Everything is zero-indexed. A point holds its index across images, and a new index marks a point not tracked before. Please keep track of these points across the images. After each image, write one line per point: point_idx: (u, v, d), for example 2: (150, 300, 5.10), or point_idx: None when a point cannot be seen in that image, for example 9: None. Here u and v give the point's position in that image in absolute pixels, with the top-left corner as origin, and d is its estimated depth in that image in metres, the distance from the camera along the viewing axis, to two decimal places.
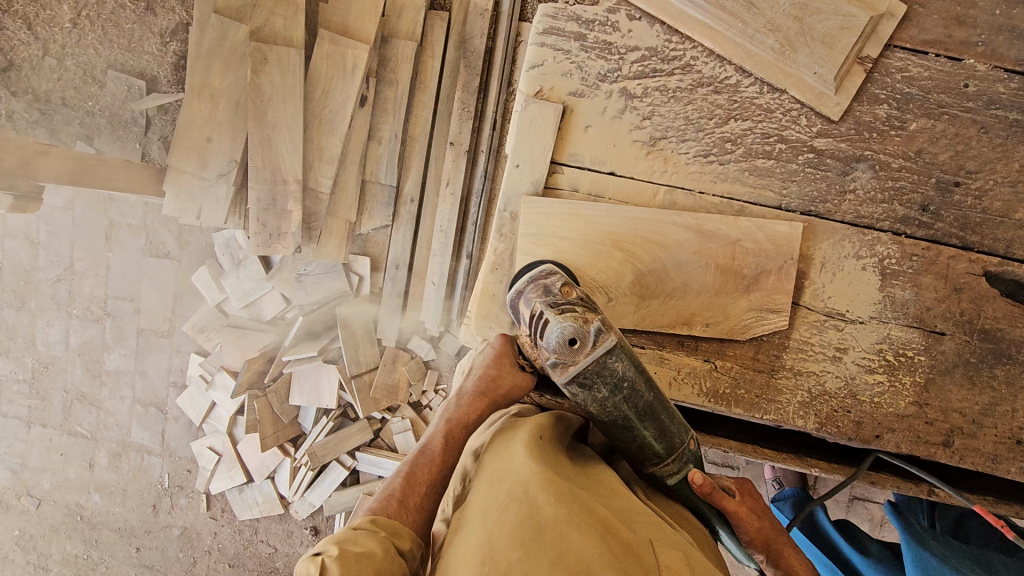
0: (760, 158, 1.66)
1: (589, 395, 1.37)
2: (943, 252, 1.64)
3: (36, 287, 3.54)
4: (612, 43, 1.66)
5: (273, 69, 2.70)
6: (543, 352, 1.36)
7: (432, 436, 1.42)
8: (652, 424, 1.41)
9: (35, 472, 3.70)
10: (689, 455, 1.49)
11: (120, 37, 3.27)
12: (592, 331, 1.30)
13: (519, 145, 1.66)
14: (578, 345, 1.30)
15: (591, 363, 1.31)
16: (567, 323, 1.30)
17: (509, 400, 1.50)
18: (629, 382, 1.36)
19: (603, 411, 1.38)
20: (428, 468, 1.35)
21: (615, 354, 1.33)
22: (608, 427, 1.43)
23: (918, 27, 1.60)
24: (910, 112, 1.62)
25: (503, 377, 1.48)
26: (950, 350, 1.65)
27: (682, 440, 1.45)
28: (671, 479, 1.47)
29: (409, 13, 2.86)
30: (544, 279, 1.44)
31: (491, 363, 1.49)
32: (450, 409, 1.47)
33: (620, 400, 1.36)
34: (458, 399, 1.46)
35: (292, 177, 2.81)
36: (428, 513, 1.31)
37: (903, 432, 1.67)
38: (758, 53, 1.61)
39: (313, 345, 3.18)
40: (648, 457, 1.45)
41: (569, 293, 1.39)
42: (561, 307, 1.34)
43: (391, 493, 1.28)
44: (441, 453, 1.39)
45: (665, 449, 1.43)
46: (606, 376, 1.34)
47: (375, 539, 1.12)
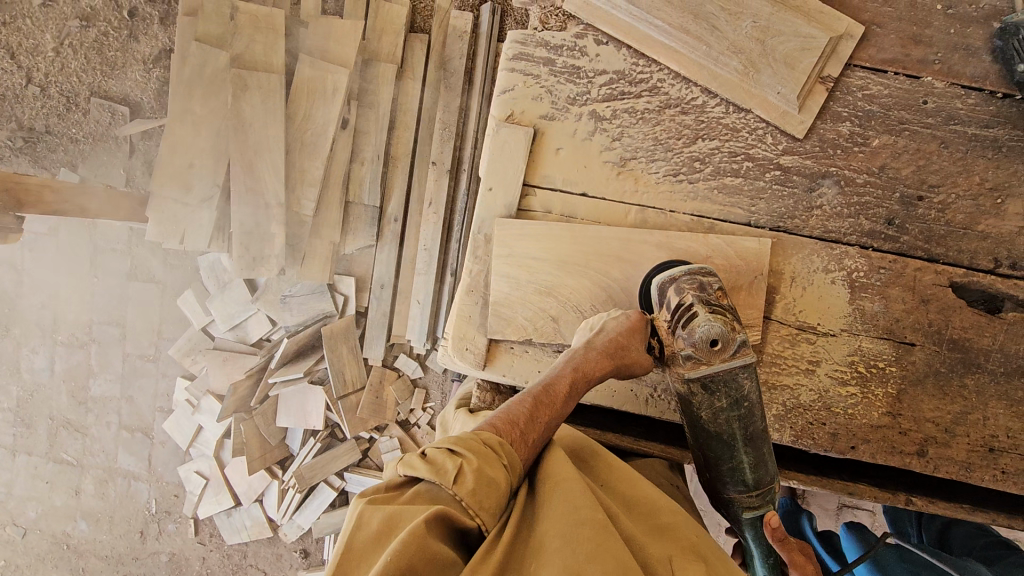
0: (728, 176, 1.69)
1: (707, 401, 1.43)
2: (909, 264, 1.67)
3: (20, 314, 3.53)
4: (580, 67, 1.69)
5: (254, 94, 2.72)
6: (677, 343, 1.42)
7: (554, 382, 1.38)
8: (753, 451, 1.48)
9: (21, 500, 3.66)
10: (772, 495, 1.55)
11: (102, 64, 3.31)
12: (736, 342, 1.39)
13: (491, 168, 1.69)
14: (719, 347, 1.38)
15: (722, 368, 1.40)
16: (717, 326, 1.37)
17: (628, 370, 1.49)
18: (749, 403, 1.45)
19: (714, 422, 1.45)
20: (549, 411, 1.32)
21: (746, 370, 1.43)
22: (706, 439, 1.48)
23: (876, 46, 1.64)
24: (872, 129, 1.66)
25: (632, 347, 1.45)
26: (920, 360, 1.68)
27: (770, 480, 1.52)
28: (747, 513, 1.54)
29: (387, 38, 2.95)
30: (702, 275, 1.47)
31: (629, 330, 1.45)
32: (577, 358, 1.43)
33: (735, 416, 1.44)
34: (586, 352, 1.42)
35: (275, 201, 2.81)
36: (534, 455, 1.29)
37: (877, 443, 1.69)
38: (723, 74, 1.65)
39: (299, 366, 3.12)
40: (735, 481, 1.50)
41: (719, 297, 1.45)
42: (716, 308, 1.40)
43: (514, 417, 1.27)
44: (561, 400, 1.36)
45: (755, 480, 1.50)
46: (731, 388, 1.42)
47: (501, 470, 1.15)
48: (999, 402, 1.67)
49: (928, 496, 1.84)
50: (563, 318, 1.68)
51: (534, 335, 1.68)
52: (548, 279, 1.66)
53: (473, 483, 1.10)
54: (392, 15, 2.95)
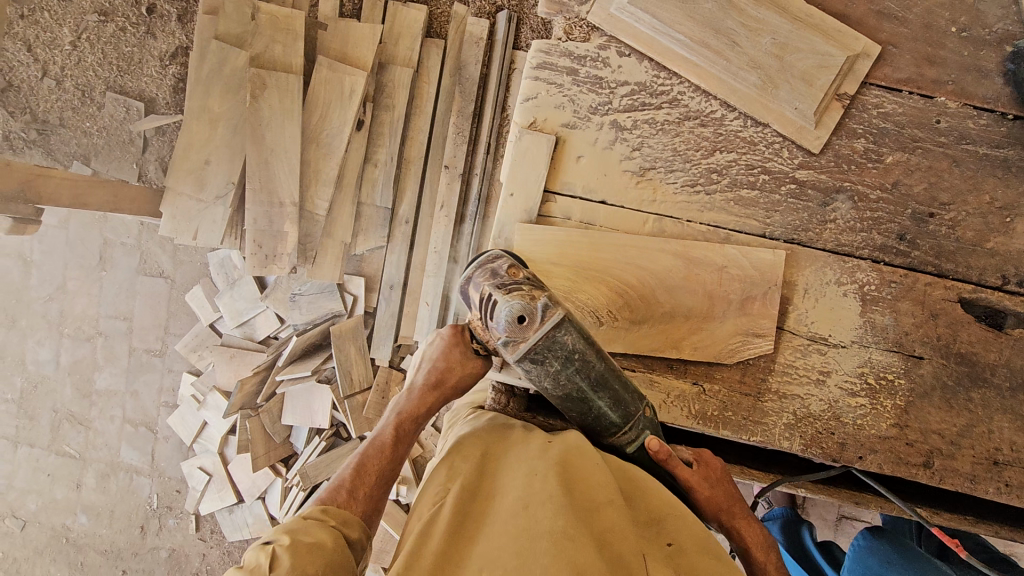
0: (744, 188, 1.73)
1: (542, 370, 1.36)
2: (919, 279, 1.71)
3: (27, 306, 3.53)
4: (602, 78, 1.73)
5: (271, 94, 2.73)
6: (493, 334, 1.34)
7: (383, 427, 1.40)
8: (606, 393, 1.42)
9: (21, 493, 3.66)
10: (646, 422, 1.51)
11: (119, 60, 3.34)
12: (539, 307, 1.29)
13: (513, 174, 1.72)
14: (526, 321, 1.28)
15: (540, 339, 1.29)
16: (515, 302, 1.28)
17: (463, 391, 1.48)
18: (579, 353, 1.36)
19: (557, 385, 1.38)
20: (377, 459, 1.35)
21: (563, 327, 1.32)
22: (562, 404, 1.44)
23: (892, 66, 1.69)
24: (886, 146, 1.70)
25: (453, 370, 1.44)
26: (928, 373, 1.72)
27: (638, 408, 1.48)
28: (629, 447, 1.50)
29: (405, 42, 2.99)
30: (493, 262, 1.41)
31: (443, 353, 1.44)
32: (401, 401, 1.43)
33: (573, 372, 1.37)
34: (409, 391, 1.43)
35: (289, 200, 2.80)
36: (378, 502, 1.33)
37: (885, 453, 1.72)
38: (742, 89, 1.69)
39: (306, 365, 3.14)
40: (606, 427, 1.47)
41: (515, 274, 1.37)
42: (509, 288, 1.32)
43: (341, 482, 1.30)
44: (390, 446, 1.38)
45: (620, 418, 1.46)
46: (556, 350, 1.33)
47: (327, 532, 1.18)
48: (1004, 416, 1.70)
49: (932, 508, 1.88)
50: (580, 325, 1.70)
51: None
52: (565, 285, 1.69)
53: (291, 562, 1.09)
54: (410, 20, 2.99)
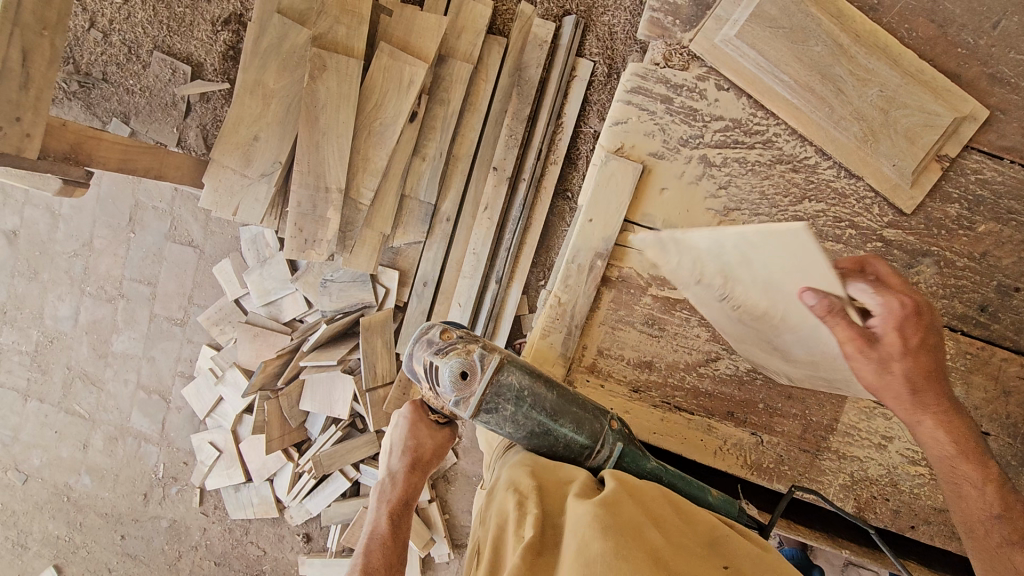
0: (829, 241, 1.68)
1: (500, 418, 1.40)
2: (995, 354, 1.67)
3: (51, 259, 3.46)
4: (697, 110, 1.67)
5: (330, 77, 2.64)
6: (444, 397, 1.41)
7: (377, 518, 1.56)
8: (565, 418, 1.44)
9: (26, 446, 3.62)
10: (614, 434, 1.50)
11: (170, 19, 3.21)
12: (477, 358, 1.36)
13: (595, 199, 1.66)
14: (469, 376, 1.36)
15: (485, 388, 1.36)
16: (453, 361, 1.36)
17: (440, 460, 1.59)
18: (528, 391, 1.40)
19: (518, 428, 1.42)
20: (379, 552, 1.50)
21: (506, 369, 1.38)
22: (530, 443, 1.44)
23: (997, 132, 1.63)
24: (980, 215, 1.65)
25: (424, 445, 1.53)
26: (992, 451, 1.68)
27: (602, 424, 1.48)
28: (608, 464, 1.49)
29: (467, 36, 2.90)
30: (426, 332, 1.46)
31: (410, 433, 1.52)
32: (387, 489, 1.58)
33: (528, 410, 1.40)
34: (391, 478, 1.57)
35: (335, 185, 2.71)
36: None
37: (939, 525, 1.68)
38: (841, 139, 1.63)
39: (332, 354, 3.05)
40: (578, 453, 1.46)
41: (449, 335, 1.43)
42: (445, 349, 1.39)
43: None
44: (389, 535, 1.53)
45: (589, 438, 1.45)
46: (505, 393, 1.38)
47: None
48: None
49: None
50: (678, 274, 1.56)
51: None
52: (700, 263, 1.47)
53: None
54: (476, 14, 2.89)
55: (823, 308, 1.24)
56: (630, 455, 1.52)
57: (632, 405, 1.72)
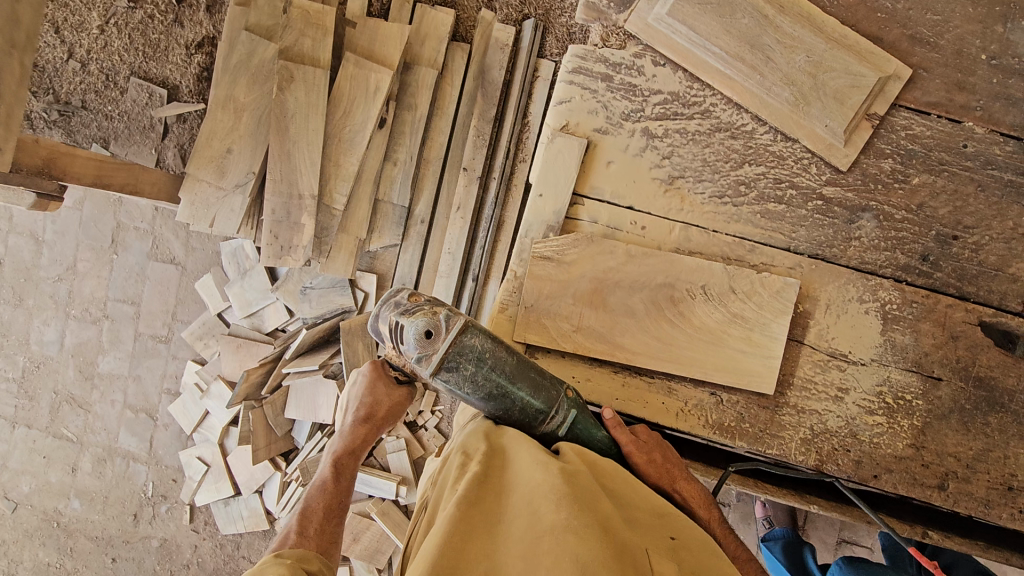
0: (772, 202, 1.74)
1: (460, 377, 1.42)
2: (941, 301, 1.72)
3: (35, 285, 3.51)
4: (636, 85, 1.75)
5: (298, 87, 2.73)
6: (407, 355, 1.41)
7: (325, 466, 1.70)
8: (525, 382, 1.47)
9: (15, 474, 3.63)
10: (569, 401, 1.54)
11: (145, 46, 3.32)
12: (443, 318, 1.38)
13: (543, 175, 1.73)
14: (433, 335, 1.37)
15: (448, 346, 1.38)
16: (418, 320, 1.37)
17: (395, 420, 1.70)
18: (490, 353, 1.43)
19: (477, 389, 1.44)
20: (322, 496, 1.65)
21: (469, 331, 1.41)
22: (489, 406, 1.47)
23: (922, 89, 1.70)
24: (913, 168, 1.72)
25: (378, 404, 1.65)
26: (946, 395, 1.73)
27: (558, 391, 1.52)
28: (563, 430, 1.53)
29: (431, 43, 3.01)
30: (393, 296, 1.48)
31: (368, 389, 1.64)
32: (338, 440, 1.72)
33: (488, 371, 1.43)
34: (343, 431, 1.70)
35: (308, 192, 2.79)
36: (328, 534, 1.61)
37: (899, 473, 1.73)
38: (774, 104, 1.71)
39: (313, 359, 3.08)
40: (533, 417, 1.50)
41: (416, 299, 1.44)
42: (411, 309, 1.40)
43: (292, 527, 1.58)
44: (332, 481, 1.68)
45: (545, 403, 1.49)
46: (467, 353, 1.40)
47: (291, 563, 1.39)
48: (1020, 442, 1.72)
49: (941, 530, 1.92)
50: (735, 275, 1.70)
51: (561, 341, 1.71)
52: (748, 286, 1.70)
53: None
54: (438, 22, 3.00)
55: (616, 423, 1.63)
56: (583, 422, 1.56)
57: (594, 372, 1.75)
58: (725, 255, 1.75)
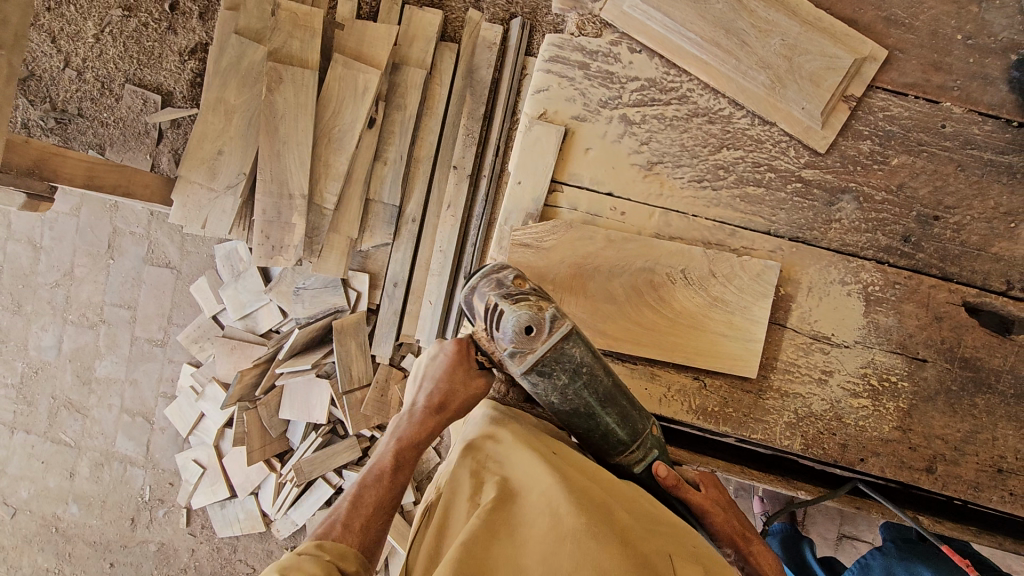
0: (751, 185, 1.74)
1: (549, 384, 1.36)
2: (924, 281, 1.71)
3: (33, 291, 3.54)
4: (613, 73, 1.76)
5: (287, 88, 2.76)
6: (499, 345, 1.35)
7: (382, 454, 1.40)
8: (614, 410, 1.42)
9: (14, 479, 3.65)
10: (653, 440, 1.52)
11: (139, 53, 3.36)
12: (548, 318, 1.32)
13: (522, 163, 1.74)
14: (534, 332, 1.31)
15: (547, 350, 1.31)
16: (522, 312, 1.31)
17: (464, 413, 1.47)
18: (587, 369, 1.36)
19: (564, 400, 1.38)
20: (374, 490, 1.36)
21: (571, 340, 1.34)
22: (569, 418, 1.42)
23: (898, 70, 1.71)
24: (891, 149, 1.71)
25: (457, 391, 1.42)
26: (932, 376, 1.71)
27: (645, 426, 1.48)
28: (637, 467, 1.51)
29: (419, 43, 3.04)
30: (497, 273, 1.40)
31: (446, 375, 1.42)
32: (400, 425, 1.43)
33: (580, 387, 1.37)
34: (409, 414, 1.43)
35: (298, 192, 2.81)
36: (374, 535, 1.34)
37: (887, 457, 1.71)
38: (751, 88, 1.71)
39: (307, 358, 3.12)
40: (612, 445, 1.46)
41: (522, 286, 1.38)
42: (515, 297, 1.33)
43: (336, 517, 1.32)
44: (388, 473, 1.38)
45: (629, 435, 1.45)
46: (565, 363, 1.34)
47: (319, 565, 1.18)
48: (1009, 423, 1.70)
49: (931, 516, 1.94)
50: (715, 260, 1.70)
51: None
52: (729, 270, 1.70)
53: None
54: (425, 23, 3.03)
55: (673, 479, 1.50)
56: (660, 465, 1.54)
57: None
58: (705, 239, 1.75)
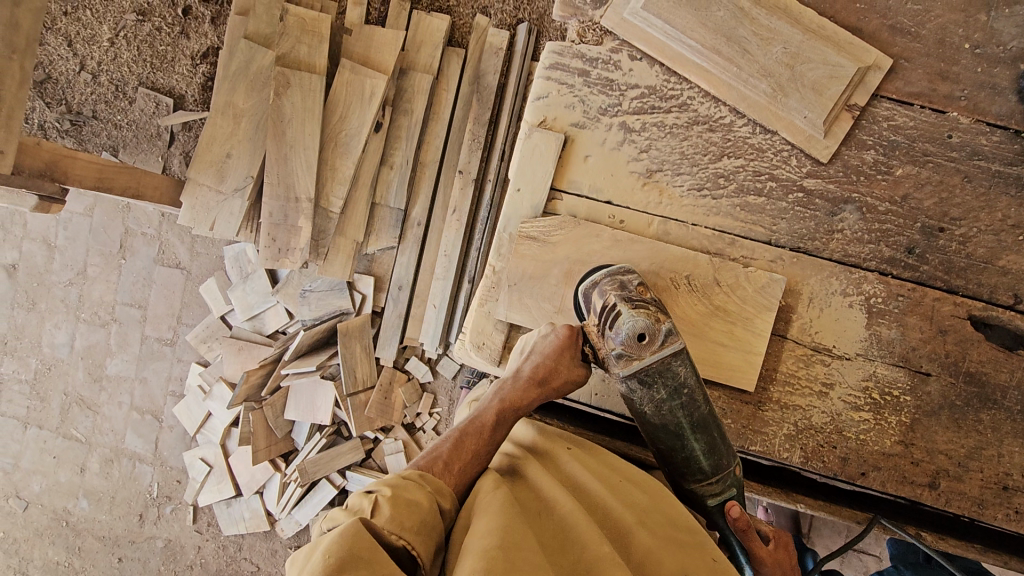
0: (751, 194, 1.73)
1: (647, 394, 1.46)
2: (928, 294, 1.69)
3: (47, 289, 3.61)
4: (613, 80, 1.76)
5: (294, 93, 2.78)
6: (609, 344, 1.45)
7: (484, 409, 1.48)
8: (704, 437, 1.51)
9: (26, 473, 3.72)
10: (734, 479, 1.61)
11: (153, 57, 3.42)
12: (663, 331, 1.41)
13: (521, 170, 1.74)
14: (646, 341, 1.40)
15: (655, 360, 1.41)
16: (640, 320, 1.40)
17: (562, 392, 1.54)
18: (688, 390, 1.47)
19: (657, 413, 1.48)
20: (475, 439, 1.42)
21: (679, 357, 1.44)
22: (655, 429, 1.52)
23: (904, 79, 1.68)
24: (896, 159, 1.69)
25: (560, 369, 1.50)
26: (935, 391, 1.69)
27: (730, 463, 1.58)
28: (712, 499, 1.60)
29: (426, 49, 3.06)
30: (622, 275, 1.51)
31: (555, 353, 1.50)
32: (507, 388, 1.51)
33: (677, 405, 1.47)
34: (515, 378, 1.51)
35: (305, 195, 2.83)
36: (469, 479, 1.38)
37: (888, 471, 1.69)
38: (752, 96, 1.69)
39: (312, 360, 3.15)
40: (692, 471, 1.56)
41: (643, 294, 1.48)
42: (637, 304, 1.43)
43: (439, 453, 1.37)
44: (489, 427, 1.45)
45: (711, 466, 1.54)
46: (667, 377, 1.44)
47: (425, 493, 1.23)
48: (1016, 440, 1.67)
49: (939, 533, 1.90)
50: (718, 268, 1.69)
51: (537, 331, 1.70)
52: (731, 279, 1.68)
53: (391, 511, 1.15)
54: (433, 28, 3.05)
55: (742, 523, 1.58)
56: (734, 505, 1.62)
57: None
58: (704, 248, 1.74)
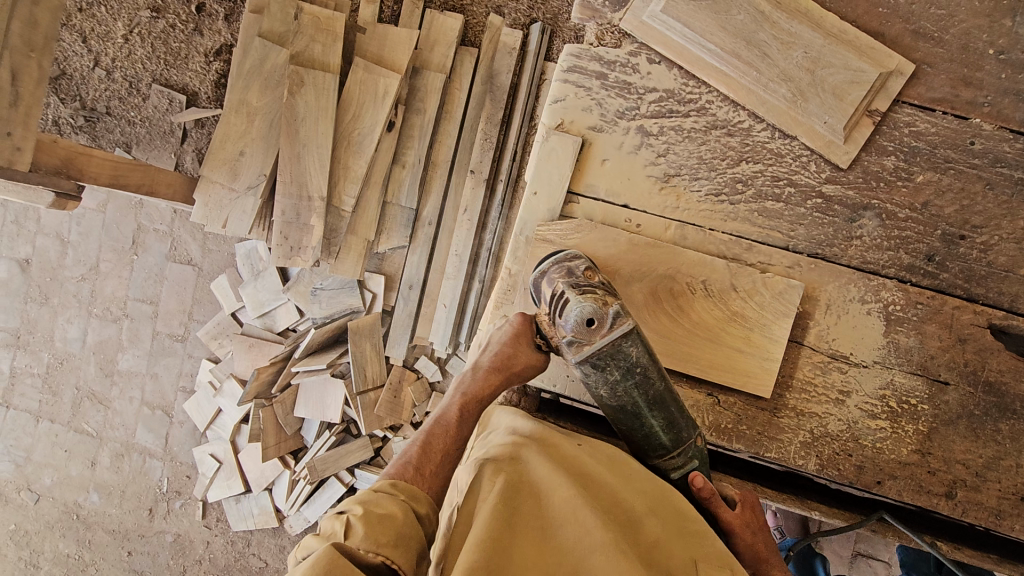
0: (770, 200, 1.72)
1: (601, 377, 1.44)
2: (947, 302, 1.67)
3: (60, 284, 3.64)
4: (631, 83, 1.75)
5: (308, 92, 2.78)
6: (560, 331, 1.43)
7: (447, 408, 1.45)
8: (660, 414, 1.49)
9: (38, 467, 3.75)
10: (694, 450, 1.58)
11: (166, 54, 3.42)
12: (610, 313, 1.39)
13: (538, 173, 1.74)
14: (595, 325, 1.38)
15: (606, 343, 1.39)
16: (586, 304, 1.39)
17: (521, 381, 1.54)
18: (641, 369, 1.44)
19: (613, 395, 1.46)
20: (444, 439, 1.38)
21: (630, 338, 1.41)
22: (615, 411, 1.50)
23: (926, 85, 1.66)
24: (917, 165, 1.67)
25: (517, 357, 1.50)
26: (954, 400, 1.67)
27: (690, 435, 1.55)
28: (676, 472, 1.57)
29: (440, 48, 3.05)
30: (569, 262, 1.50)
31: (510, 342, 1.51)
32: (467, 382, 1.49)
33: (630, 386, 1.44)
34: (474, 371, 1.49)
35: (317, 194, 2.84)
36: (443, 481, 1.35)
37: (905, 480, 1.68)
38: (772, 101, 1.68)
39: (322, 358, 3.17)
40: (653, 447, 1.54)
41: (591, 279, 1.48)
42: (582, 289, 1.43)
43: (408, 458, 1.33)
44: (456, 424, 1.42)
45: (670, 441, 1.52)
46: (620, 359, 1.41)
47: (395, 502, 1.20)
48: None
49: (954, 542, 1.90)
50: (736, 274, 1.68)
51: None
52: (750, 285, 1.67)
53: (363, 530, 1.12)
54: (447, 27, 3.03)
55: (708, 491, 1.53)
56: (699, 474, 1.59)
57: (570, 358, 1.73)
58: (721, 254, 1.73)
